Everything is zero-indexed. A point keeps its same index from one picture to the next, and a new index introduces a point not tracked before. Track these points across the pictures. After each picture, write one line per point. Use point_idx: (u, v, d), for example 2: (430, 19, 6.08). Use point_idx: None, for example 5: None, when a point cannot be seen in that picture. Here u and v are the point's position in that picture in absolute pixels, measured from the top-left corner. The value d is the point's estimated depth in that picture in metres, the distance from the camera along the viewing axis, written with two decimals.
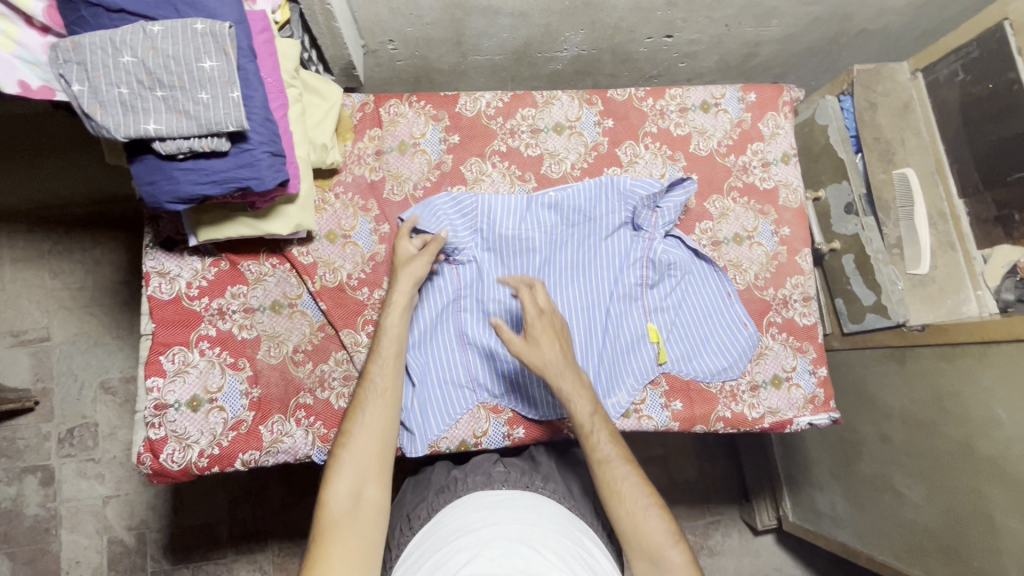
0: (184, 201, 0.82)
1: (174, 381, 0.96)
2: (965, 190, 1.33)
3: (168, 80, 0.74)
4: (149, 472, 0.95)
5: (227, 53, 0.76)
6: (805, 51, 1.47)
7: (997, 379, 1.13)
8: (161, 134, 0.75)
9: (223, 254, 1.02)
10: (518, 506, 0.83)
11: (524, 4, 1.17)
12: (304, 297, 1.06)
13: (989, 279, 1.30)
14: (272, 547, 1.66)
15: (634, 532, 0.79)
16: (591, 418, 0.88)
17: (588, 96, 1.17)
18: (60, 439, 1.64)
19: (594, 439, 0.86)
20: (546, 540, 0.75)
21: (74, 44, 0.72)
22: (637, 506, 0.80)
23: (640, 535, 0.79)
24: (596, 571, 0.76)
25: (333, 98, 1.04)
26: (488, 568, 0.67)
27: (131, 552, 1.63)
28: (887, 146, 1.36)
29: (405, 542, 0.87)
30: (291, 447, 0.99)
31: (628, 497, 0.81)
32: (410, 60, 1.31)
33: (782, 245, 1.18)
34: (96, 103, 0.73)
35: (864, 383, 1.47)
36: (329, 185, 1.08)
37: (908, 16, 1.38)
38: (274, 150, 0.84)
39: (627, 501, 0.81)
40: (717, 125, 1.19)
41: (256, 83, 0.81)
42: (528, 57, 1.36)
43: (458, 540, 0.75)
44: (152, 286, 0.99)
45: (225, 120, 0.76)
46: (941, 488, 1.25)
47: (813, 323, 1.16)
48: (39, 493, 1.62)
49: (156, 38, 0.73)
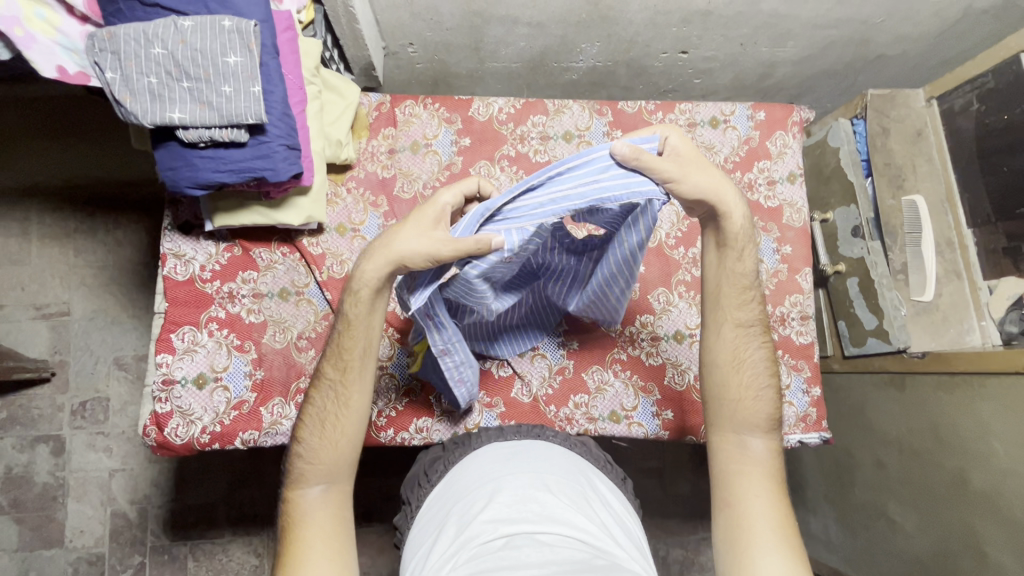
0: (203, 187, 0.86)
1: (182, 358, 1.00)
2: (974, 220, 1.33)
3: (194, 72, 0.79)
4: (153, 445, 0.99)
5: (250, 49, 0.80)
6: (820, 74, 1.47)
7: (996, 412, 1.13)
8: (184, 123, 0.80)
9: (237, 240, 1.07)
10: (530, 456, 0.84)
11: (541, 15, 1.20)
12: (311, 286, 1.10)
13: (994, 310, 1.29)
14: (268, 530, 1.69)
15: (738, 407, 0.85)
16: (753, 272, 0.88)
17: (599, 106, 1.20)
18: (73, 410, 1.70)
19: (746, 304, 0.88)
20: (562, 483, 0.78)
21: (110, 34, 0.77)
22: (753, 387, 0.86)
23: (742, 409, 0.84)
24: (610, 509, 0.79)
25: (350, 96, 1.08)
26: (506, 514, 0.70)
27: (133, 525, 1.68)
28: (898, 171, 1.36)
29: (424, 495, 0.87)
30: (289, 429, 1.02)
31: (742, 378, 0.86)
32: (429, 63, 1.35)
33: (783, 263, 1.19)
34: (126, 91, 0.78)
35: (863, 409, 1.45)
36: (342, 179, 1.13)
37: (925, 44, 1.39)
38: (290, 144, 0.87)
39: (744, 375, 0.86)
40: (725, 141, 1.21)
41: (276, 79, 0.85)
42: (544, 67, 1.39)
43: (474, 488, 0.78)
44: (168, 266, 1.03)
45: (245, 113, 0.80)
46: (934, 517, 1.24)
47: (809, 342, 1.16)
48: (49, 462, 1.68)
49: (185, 32, 0.78)
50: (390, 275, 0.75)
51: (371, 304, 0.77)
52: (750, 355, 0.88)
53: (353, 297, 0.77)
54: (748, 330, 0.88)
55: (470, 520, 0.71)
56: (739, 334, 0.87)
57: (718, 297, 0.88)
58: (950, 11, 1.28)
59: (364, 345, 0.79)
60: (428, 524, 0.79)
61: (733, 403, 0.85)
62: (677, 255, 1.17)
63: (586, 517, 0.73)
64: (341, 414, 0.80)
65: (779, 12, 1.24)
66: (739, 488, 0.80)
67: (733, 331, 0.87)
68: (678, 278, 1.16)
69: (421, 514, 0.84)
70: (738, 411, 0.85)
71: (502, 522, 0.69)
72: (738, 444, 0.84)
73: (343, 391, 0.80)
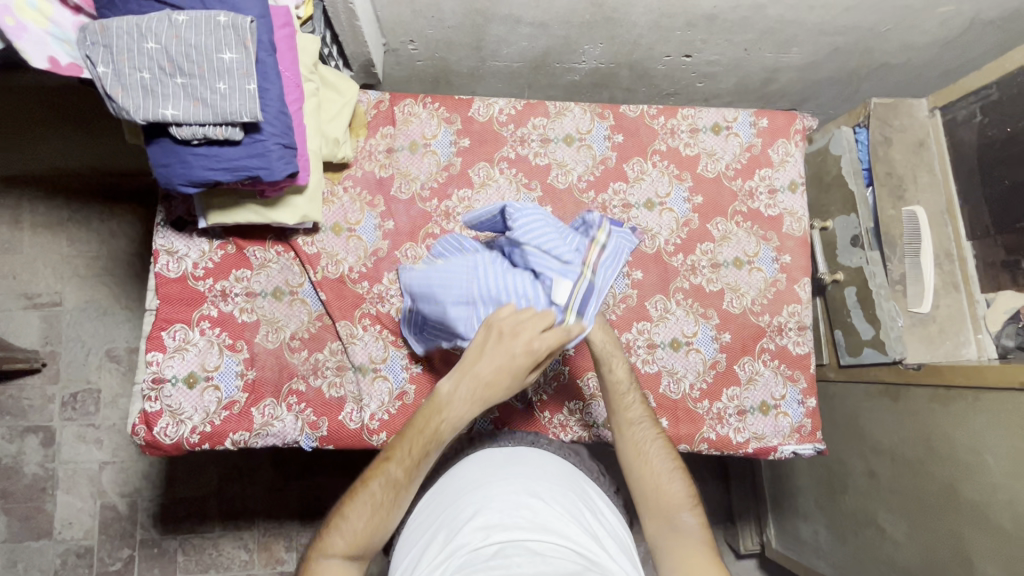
0: (196, 184, 0.85)
1: (173, 357, 0.99)
2: (974, 233, 1.33)
3: (189, 68, 0.77)
4: (142, 443, 0.98)
5: (247, 46, 0.78)
6: (823, 81, 1.46)
7: (988, 425, 1.12)
8: (178, 119, 0.78)
9: (231, 238, 1.05)
10: (523, 464, 0.83)
11: (544, 15, 1.18)
12: (305, 286, 1.08)
13: (990, 323, 1.29)
14: (259, 526, 1.69)
15: (656, 495, 0.84)
16: (626, 378, 0.93)
17: (601, 109, 1.19)
18: (63, 402, 1.68)
19: (627, 399, 0.91)
20: (553, 492, 0.77)
21: (102, 27, 0.75)
22: (664, 471, 0.86)
23: (661, 496, 0.84)
24: (603, 521, 0.78)
25: (349, 94, 1.06)
26: (497, 521, 0.69)
27: (122, 518, 1.67)
28: (899, 182, 1.35)
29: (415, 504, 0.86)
30: (280, 431, 1.01)
31: (653, 467, 0.86)
32: (430, 61, 1.33)
33: (781, 272, 1.18)
34: (118, 85, 0.77)
35: (857, 418, 1.45)
36: (339, 179, 1.11)
37: (931, 54, 1.37)
38: (286, 143, 0.86)
39: (653, 466, 0.86)
40: (727, 148, 1.20)
41: (273, 76, 0.84)
42: (546, 67, 1.37)
43: (465, 496, 0.77)
44: (159, 263, 1.02)
45: (239, 111, 0.78)
46: (924, 528, 1.24)
47: (806, 352, 1.16)
48: (39, 453, 1.66)
49: (180, 27, 0.76)
50: (473, 412, 0.80)
51: (455, 422, 0.80)
52: (650, 450, 0.87)
53: (432, 417, 0.80)
54: (641, 426, 0.90)
55: (460, 527, 0.70)
56: (631, 431, 0.89)
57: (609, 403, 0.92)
58: (957, 22, 1.27)
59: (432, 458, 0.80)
60: (418, 532, 0.78)
61: (652, 496, 0.84)
62: (676, 262, 1.16)
63: (578, 526, 0.72)
64: (386, 509, 0.77)
65: (785, 18, 1.22)
66: (688, 571, 0.76)
67: (626, 426, 0.90)
68: (676, 285, 1.15)
69: (411, 521, 0.83)
70: (657, 492, 0.84)
71: (493, 528, 0.68)
72: (670, 527, 0.81)
73: (400, 493, 0.78)
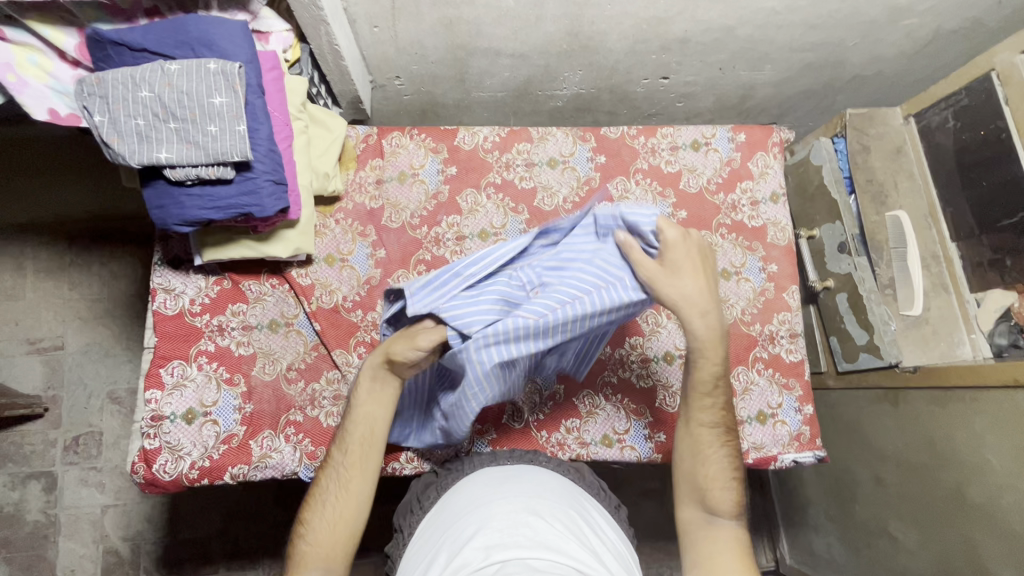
0: (191, 224, 0.88)
1: (171, 394, 1.00)
2: (958, 234, 1.34)
3: (181, 113, 0.80)
4: (141, 482, 0.98)
5: (235, 90, 0.82)
6: (799, 95, 1.51)
7: (988, 425, 1.12)
8: (171, 162, 0.81)
9: (226, 273, 1.08)
10: (523, 480, 0.84)
11: (523, 46, 1.23)
12: (300, 317, 1.11)
13: (983, 323, 1.28)
14: (263, 565, 1.66)
15: (705, 486, 0.86)
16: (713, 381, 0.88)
17: (582, 132, 1.23)
18: (65, 446, 1.68)
19: (704, 409, 0.89)
20: (553, 509, 0.77)
21: (99, 79, 0.80)
22: (717, 478, 0.86)
23: (709, 492, 0.85)
24: (604, 539, 0.78)
25: (337, 130, 1.10)
26: (498, 540, 0.69)
27: (124, 563, 1.64)
28: (880, 189, 1.38)
29: (415, 523, 0.87)
30: (278, 463, 1.01)
31: (712, 459, 0.87)
32: (416, 95, 1.38)
33: (769, 281, 1.20)
34: (114, 133, 0.80)
35: (859, 424, 1.44)
36: (331, 212, 1.15)
37: (900, 64, 1.42)
38: (276, 179, 0.89)
39: (711, 467, 0.87)
40: (707, 163, 1.23)
41: (262, 117, 0.87)
42: (529, 95, 1.42)
43: (465, 516, 0.77)
44: (157, 301, 1.04)
45: (230, 151, 0.82)
46: (936, 535, 1.22)
47: (799, 360, 1.16)
48: (41, 499, 1.66)
49: (172, 76, 0.80)
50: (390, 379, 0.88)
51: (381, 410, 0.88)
52: (712, 454, 0.88)
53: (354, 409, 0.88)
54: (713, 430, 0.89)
55: (461, 548, 0.70)
56: (698, 430, 0.89)
57: (714, 386, 0.89)
58: (921, 33, 1.31)
59: (365, 431, 0.86)
60: (419, 555, 0.78)
61: (705, 495, 0.85)
62: None
63: (579, 544, 0.71)
64: (339, 497, 0.83)
65: (755, 38, 1.27)
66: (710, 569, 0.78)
67: (695, 427, 0.89)
68: None
69: (412, 541, 0.83)
70: (711, 487, 0.86)
71: (495, 547, 0.68)
72: (705, 519, 0.84)
73: (345, 473, 0.85)
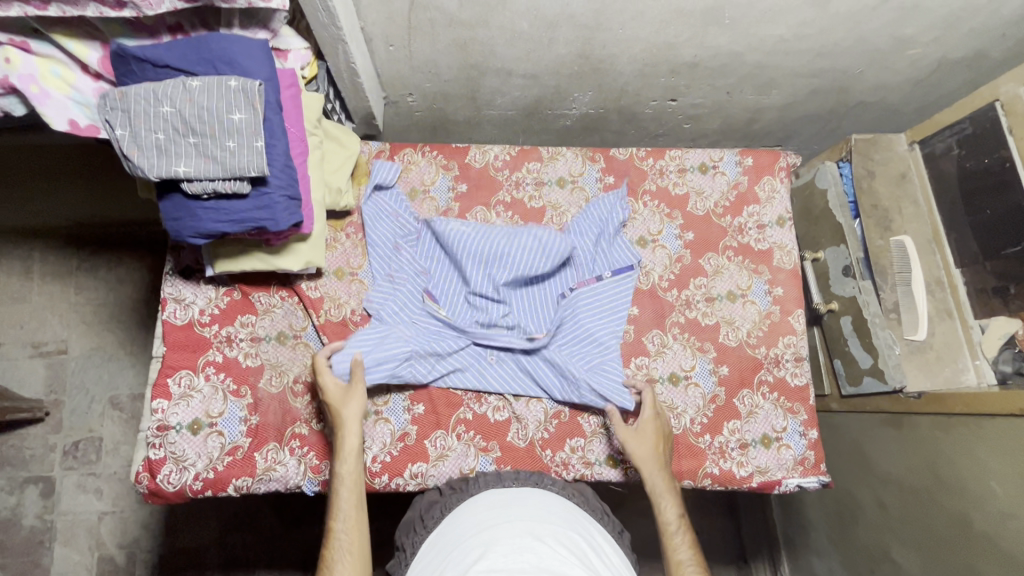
0: (205, 236, 0.89)
1: (178, 404, 1.00)
2: (962, 260, 1.34)
3: (201, 129, 0.82)
4: (145, 491, 0.98)
5: (255, 107, 0.84)
6: (804, 119, 1.53)
7: (991, 452, 1.12)
8: (189, 176, 0.83)
9: (236, 285, 1.08)
10: (525, 506, 0.83)
11: (535, 67, 1.25)
12: (309, 330, 1.12)
13: (987, 350, 1.28)
14: None
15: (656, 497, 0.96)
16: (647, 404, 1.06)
17: (591, 153, 1.24)
18: (64, 451, 1.68)
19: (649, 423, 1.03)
20: (557, 534, 0.77)
21: (121, 94, 0.81)
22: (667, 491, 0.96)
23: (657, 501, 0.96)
24: (608, 565, 0.77)
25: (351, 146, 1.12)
26: (502, 563, 0.68)
27: (119, 571, 1.63)
28: (885, 214, 1.39)
29: (417, 543, 0.86)
30: (282, 476, 1.02)
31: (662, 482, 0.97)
32: (428, 111, 1.40)
33: (775, 304, 1.20)
34: (134, 146, 0.82)
35: (863, 447, 1.44)
36: (342, 225, 1.16)
37: (904, 92, 1.44)
38: (292, 195, 0.91)
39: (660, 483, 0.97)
40: (714, 186, 1.25)
41: (279, 133, 0.89)
42: (538, 114, 1.45)
43: (468, 540, 0.76)
44: (167, 311, 1.05)
45: (248, 166, 0.83)
46: (940, 563, 1.21)
47: (804, 384, 1.17)
48: (38, 504, 1.65)
49: (194, 92, 0.82)
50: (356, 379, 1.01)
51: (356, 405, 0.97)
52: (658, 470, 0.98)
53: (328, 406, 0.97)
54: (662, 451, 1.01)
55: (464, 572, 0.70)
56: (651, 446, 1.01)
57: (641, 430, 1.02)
58: (926, 63, 1.33)
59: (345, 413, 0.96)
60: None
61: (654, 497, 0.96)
62: (670, 297, 1.18)
63: (584, 568, 0.71)
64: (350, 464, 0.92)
65: (763, 63, 1.29)
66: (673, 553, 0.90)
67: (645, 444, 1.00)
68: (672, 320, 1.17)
69: (413, 567, 0.82)
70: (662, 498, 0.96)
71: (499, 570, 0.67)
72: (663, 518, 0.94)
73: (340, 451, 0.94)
